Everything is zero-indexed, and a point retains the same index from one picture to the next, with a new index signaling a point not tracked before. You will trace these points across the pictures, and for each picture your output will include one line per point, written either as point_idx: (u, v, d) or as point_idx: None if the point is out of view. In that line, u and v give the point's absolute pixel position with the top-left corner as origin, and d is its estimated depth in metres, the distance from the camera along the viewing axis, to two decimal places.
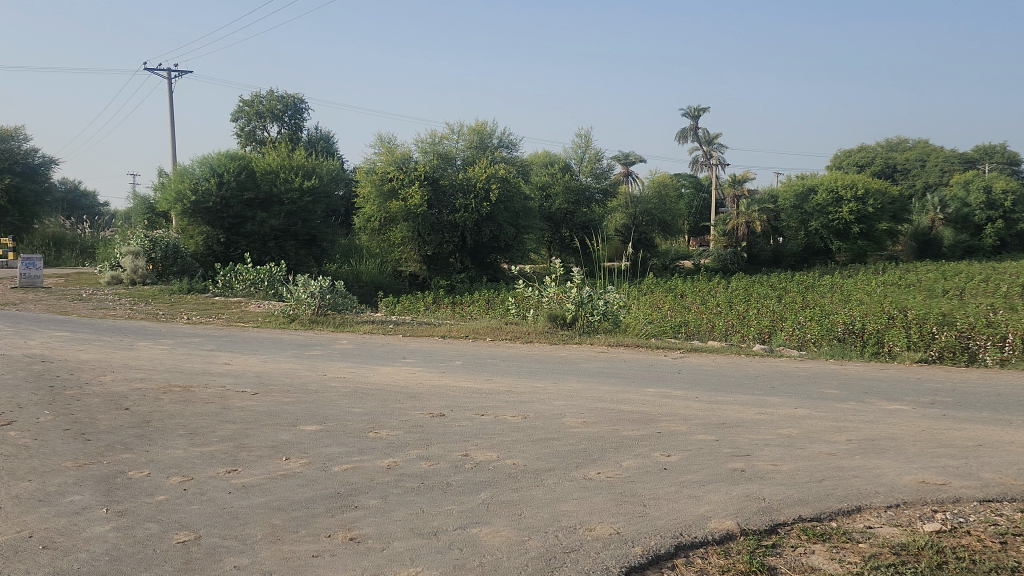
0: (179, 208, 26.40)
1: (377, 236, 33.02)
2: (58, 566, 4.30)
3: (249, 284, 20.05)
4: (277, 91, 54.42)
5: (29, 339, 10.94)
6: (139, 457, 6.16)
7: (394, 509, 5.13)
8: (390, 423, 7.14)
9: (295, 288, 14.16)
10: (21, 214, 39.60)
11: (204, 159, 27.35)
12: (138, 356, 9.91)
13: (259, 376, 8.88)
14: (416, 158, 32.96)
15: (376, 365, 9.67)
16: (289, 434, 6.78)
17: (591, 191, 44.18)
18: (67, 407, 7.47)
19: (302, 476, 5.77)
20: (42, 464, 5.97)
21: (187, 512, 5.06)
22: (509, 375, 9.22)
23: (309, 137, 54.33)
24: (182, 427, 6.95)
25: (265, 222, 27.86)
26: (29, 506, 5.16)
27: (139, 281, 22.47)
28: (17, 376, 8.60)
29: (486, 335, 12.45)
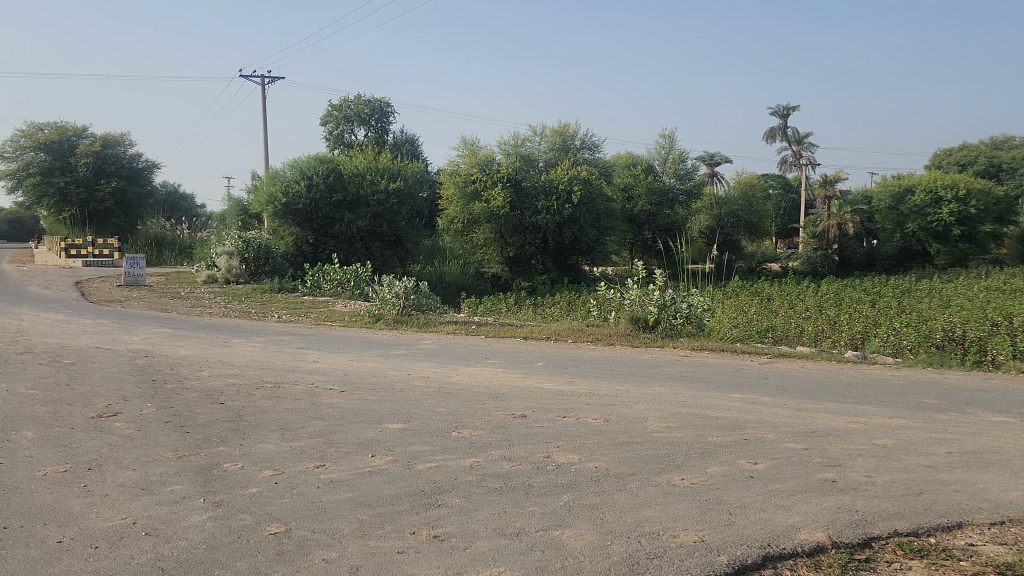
0: (272, 209, 27.64)
1: (461, 237, 33.43)
2: (159, 552, 4.52)
3: (337, 284, 20.57)
4: (364, 95, 55.72)
5: (134, 335, 11.51)
6: (234, 450, 6.41)
7: (478, 508, 5.18)
8: (474, 422, 7.21)
9: (381, 287, 14.46)
10: (126, 216, 41.79)
11: (295, 162, 28.47)
12: (233, 353, 10.30)
13: (346, 375, 9.10)
14: (499, 160, 33.15)
15: (460, 366, 9.78)
16: (375, 432, 6.93)
17: (675, 192, 43.47)
18: (168, 400, 7.83)
19: (387, 473, 5.88)
20: (145, 454, 6.28)
21: (278, 505, 5.24)
22: (590, 377, 9.16)
23: (395, 140, 55.44)
24: (273, 422, 7.19)
25: (352, 223, 28.56)
26: (133, 494, 5.43)
27: (233, 280, 23.37)
28: (122, 369, 9.07)
29: (568, 336, 12.45)
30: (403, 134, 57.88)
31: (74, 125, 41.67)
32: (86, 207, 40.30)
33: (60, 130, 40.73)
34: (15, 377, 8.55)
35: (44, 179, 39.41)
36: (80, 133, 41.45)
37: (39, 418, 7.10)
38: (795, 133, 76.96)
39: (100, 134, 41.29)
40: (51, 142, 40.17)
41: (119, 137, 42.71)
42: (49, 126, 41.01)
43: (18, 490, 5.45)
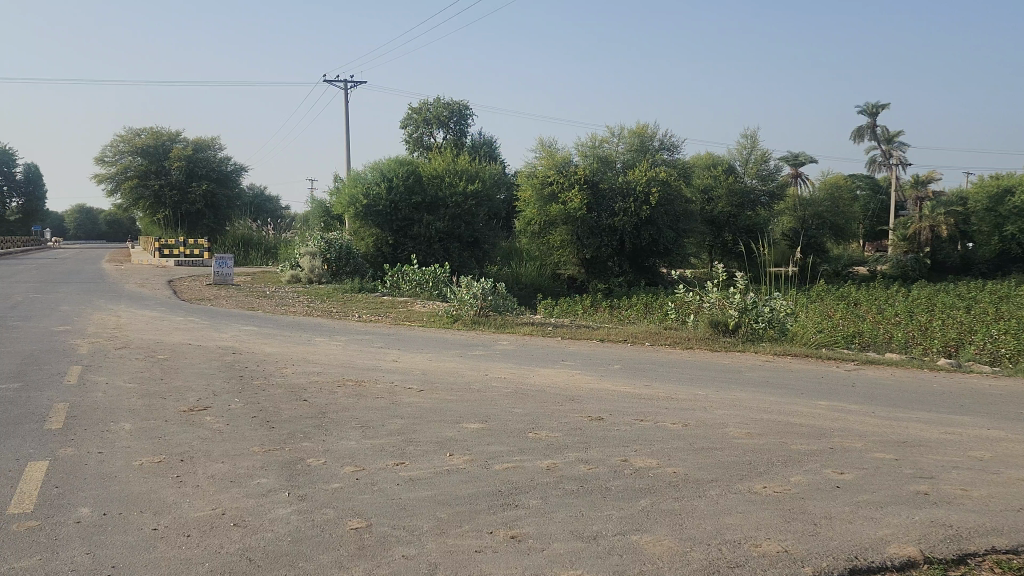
0: (353, 211, 28.33)
1: (537, 239, 33.49)
2: (246, 543, 4.66)
3: (415, 285, 20.89)
4: (443, 98, 56.50)
5: (223, 333, 11.94)
6: (317, 446, 6.57)
7: (555, 510, 5.17)
8: (551, 424, 7.20)
9: (460, 288, 14.64)
10: (216, 217, 43.37)
11: (376, 164, 29.12)
12: (315, 351, 10.56)
13: (425, 374, 9.22)
14: (576, 161, 33.09)
15: (537, 367, 9.78)
16: (453, 431, 7.00)
17: (756, 194, 42.53)
18: (254, 396, 8.09)
19: (464, 472, 5.94)
20: (234, 447, 6.51)
21: (359, 500, 5.35)
22: (669, 381, 9.04)
23: (473, 143, 56.02)
24: (354, 420, 7.34)
25: (431, 225, 29.00)
26: (221, 486, 5.63)
27: (316, 280, 24.00)
28: (212, 365, 9.43)
29: (645, 339, 12.33)
30: (482, 137, 58.45)
31: (168, 130, 43.58)
32: (179, 208, 42.08)
33: (156, 135, 42.69)
34: (114, 370, 8.99)
35: (141, 182, 41.39)
36: (174, 138, 43.35)
37: (136, 410, 7.46)
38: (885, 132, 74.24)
39: (192, 139, 43.08)
40: (147, 147, 42.12)
41: (210, 142, 44.43)
42: (146, 132, 43.03)
43: (116, 478, 5.72)
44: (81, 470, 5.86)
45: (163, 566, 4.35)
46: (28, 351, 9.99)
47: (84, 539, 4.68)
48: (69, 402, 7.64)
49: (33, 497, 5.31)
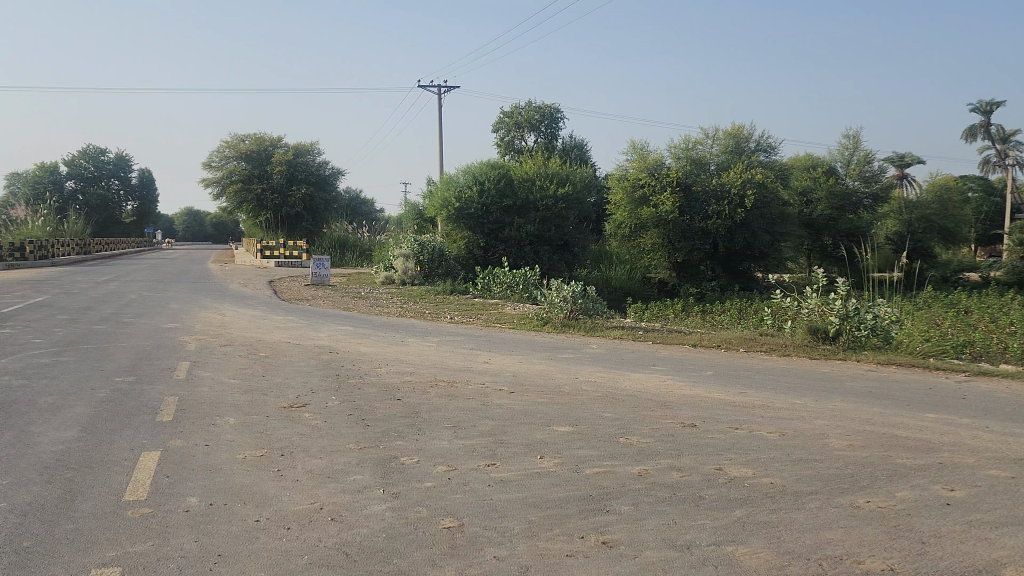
0: (445, 214, 28.79)
1: (627, 243, 33.15)
2: (343, 538, 4.79)
3: (506, 288, 21.04)
4: (535, 102, 56.77)
5: (319, 332, 12.33)
6: (410, 445, 6.69)
7: (646, 517, 5.11)
8: (643, 430, 7.12)
9: (550, 291, 14.67)
10: (314, 219, 44.75)
11: (469, 168, 29.52)
12: (408, 351, 10.77)
13: (516, 376, 9.27)
14: (668, 164, 32.65)
15: (628, 372, 9.69)
16: (543, 434, 7.01)
17: (859, 196, 41.13)
18: (349, 394, 8.30)
19: (555, 476, 5.94)
20: (331, 444, 6.70)
21: (451, 500, 5.42)
22: (766, 389, 8.80)
23: (564, 146, 56.16)
24: (446, 420, 7.45)
25: (522, 228, 29.08)
26: (319, 481, 5.80)
27: (409, 282, 24.72)
28: (310, 363, 9.72)
29: (740, 345, 12.03)
30: (573, 140, 58.42)
31: (270, 136, 45.31)
32: (280, 211, 43.67)
33: (259, 141, 44.50)
34: (219, 366, 9.38)
35: (244, 187, 43.35)
36: (276, 143, 45.08)
37: (239, 405, 7.76)
38: (1000, 131, 70.24)
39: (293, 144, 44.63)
40: (251, 152, 44.00)
41: (310, 148, 45.94)
42: (250, 138, 44.92)
43: (221, 470, 5.97)
44: (189, 461, 6.15)
45: (264, 557, 4.51)
46: (141, 346, 10.55)
47: (192, 527, 4.91)
48: (179, 396, 8.03)
49: (146, 485, 5.60)
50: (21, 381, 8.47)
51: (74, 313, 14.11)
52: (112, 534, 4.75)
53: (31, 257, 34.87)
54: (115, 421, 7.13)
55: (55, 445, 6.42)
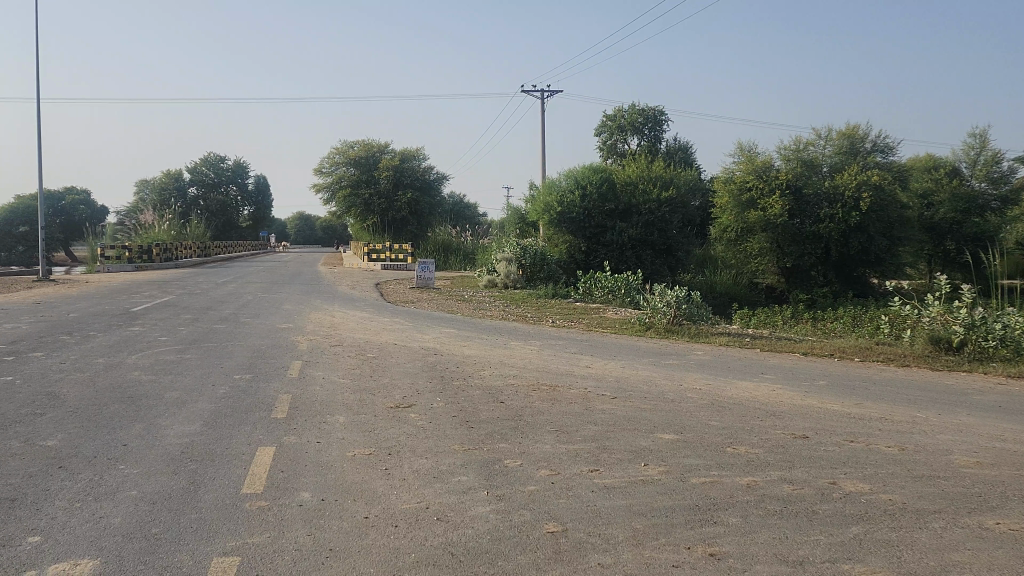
0: (547, 218, 28.83)
1: (734, 246, 32.60)
2: (449, 538, 4.86)
3: (608, 291, 20.91)
4: (639, 105, 56.21)
5: (424, 333, 12.58)
6: (514, 448, 6.73)
7: (756, 530, 4.96)
8: (751, 439, 6.93)
9: (653, 296, 14.47)
10: (419, 223, 45.74)
11: (571, 172, 29.45)
12: (512, 354, 10.86)
13: (619, 382, 9.17)
14: (778, 166, 31.66)
15: (734, 380, 9.44)
16: (648, 440, 6.92)
17: (985, 199, 38.85)
18: (454, 396, 8.42)
19: (661, 484, 5.84)
20: (436, 444, 6.81)
21: (556, 505, 5.41)
22: (883, 401, 8.40)
23: (668, 149, 55.41)
24: (549, 424, 7.45)
25: (624, 232, 28.75)
26: (426, 481, 5.91)
27: (511, 285, 24.99)
28: (416, 365, 9.92)
29: (855, 354, 11.57)
30: (678, 143, 57.54)
31: (378, 142, 46.71)
32: (386, 215, 44.87)
33: (367, 147, 45.97)
34: (329, 366, 9.69)
35: (353, 192, 44.83)
36: (383, 149, 46.42)
37: (349, 405, 7.99)
38: None
39: (399, 150, 45.78)
40: (359, 158, 45.48)
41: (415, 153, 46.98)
42: (359, 144, 46.47)
43: (332, 467, 6.16)
44: (302, 458, 6.38)
45: (374, 553, 4.62)
46: (257, 346, 11.00)
47: (306, 521, 5.08)
48: (292, 394, 8.34)
49: (262, 480, 5.83)
50: (149, 376, 8.98)
51: (196, 312, 14.89)
52: (232, 525, 4.98)
53: (158, 258, 37.04)
54: (234, 417, 7.47)
55: (181, 438, 6.78)
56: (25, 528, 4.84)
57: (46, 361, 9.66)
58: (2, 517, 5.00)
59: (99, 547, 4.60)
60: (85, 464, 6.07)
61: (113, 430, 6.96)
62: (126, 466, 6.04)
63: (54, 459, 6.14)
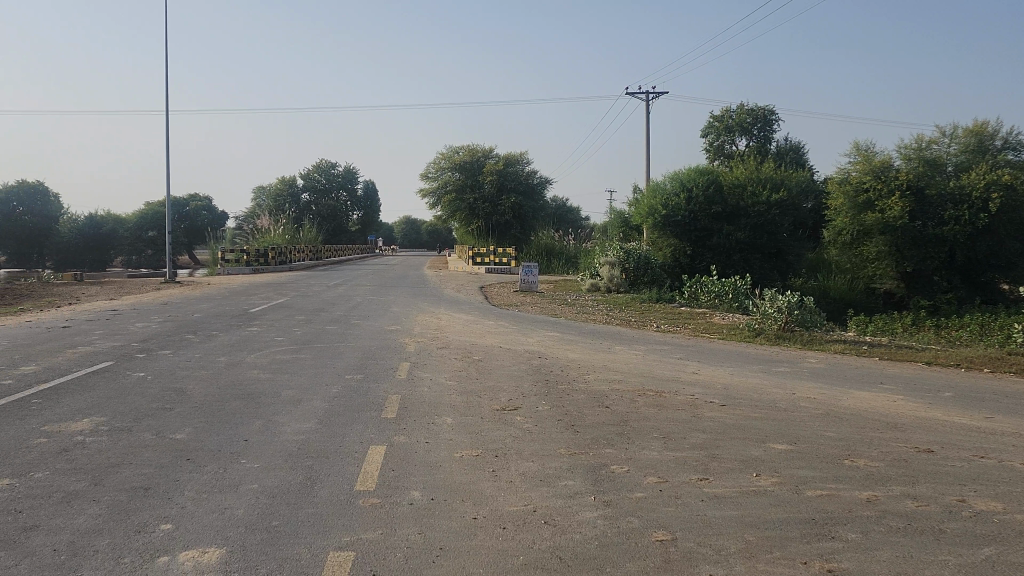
0: (652, 221, 28.46)
1: (849, 250, 31.29)
2: (556, 542, 4.85)
3: (714, 296, 20.48)
4: (748, 105, 54.83)
5: (529, 336, 12.65)
6: (621, 453, 6.66)
7: (877, 548, 4.74)
8: (870, 452, 6.63)
9: (763, 302, 14.09)
10: (523, 227, 45.94)
11: (676, 174, 29.07)
12: (617, 359, 10.79)
13: (728, 389, 8.95)
14: (899, 166, 30.13)
15: (851, 389, 9.06)
16: (759, 450, 6.72)
17: None
18: (559, 400, 8.43)
19: (773, 495, 5.66)
20: (542, 447, 6.84)
21: (665, 513, 5.32)
22: (1017, 416, 7.86)
23: (779, 150, 53.85)
24: (657, 430, 7.35)
25: (731, 235, 28.09)
26: (532, 484, 5.92)
27: (614, 289, 24.78)
28: (520, 368, 9.98)
29: (983, 365, 10.89)
30: (789, 143, 55.77)
31: (483, 147, 47.60)
32: (490, 219, 45.41)
33: (472, 152, 46.95)
34: (436, 368, 9.87)
35: (458, 196, 45.67)
36: (488, 155, 47.26)
37: (456, 406, 8.11)
38: None
39: (503, 155, 46.32)
40: (465, 163, 46.47)
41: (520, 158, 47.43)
42: (464, 150, 47.50)
43: (441, 467, 6.27)
44: (412, 457, 6.51)
45: (482, 553, 4.67)
46: (367, 347, 11.32)
47: (416, 520, 5.18)
48: (401, 395, 8.53)
49: (374, 478, 5.99)
50: (267, 375, 9.39)
51: (310, 313, 15.47)
52: (345, 521, 5.13)
53: (273, 261, 38.67)
54: (346, 416, 7.71)
55: (297, 435, 7.05)
56: (157, 515, 5.14)
57: (174, 359, 10.22)
58: (137, 505, 5.32)
59: (225, 537, 4.84)
60: (209, 457, 6.40)
61: (235, 425, 7.30)
62: (247, 460, 6.32)
63: (182, 451, 6.49)
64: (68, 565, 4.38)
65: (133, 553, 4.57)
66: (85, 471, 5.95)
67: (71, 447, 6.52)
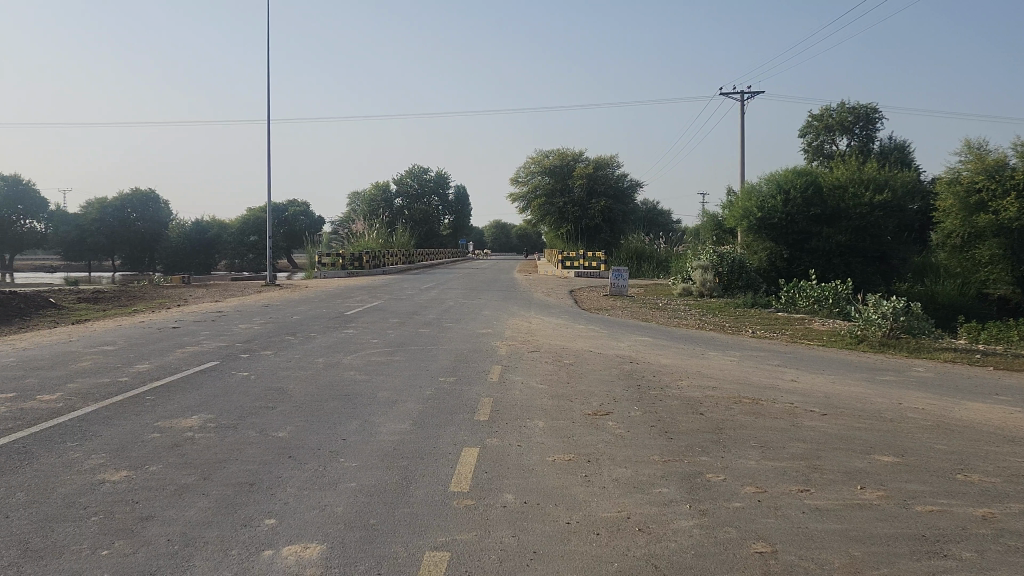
0: (746, 224, 27.87)
1: (959, 254, 29.66)
2: (651, 550, 4.79)
3: (814, 302, 19.84)
4: (849, 103, 52.87)
5: (619, 341, 12.54)
6: (716, 462, 6.53)
7: (995, 569, 4.47)
8: (985, 467, 6.27)
9: (867, 307, 13.55)
10: (613, 231, 45.54)
11: (772, 176, 28.35)
12: (710, 365, 10.58)
13: (829, 398, 8.64)
14: (1015, 165, 28.35)
15: (964, 400, 8.61)
16: (864, 462, 6.46)
17: None
18: (652, 405, 8.33)
19: (880, 509, 5.44)
20: (636, 454, 6.76)
21: (764, 524, 5.18)
22: None
23: (883, 150, 51.78)
24: (753, 439, 7.17)
25: (831, 238, 27.21)
26: (625, 490, 5.86)
27: (707, 294, 24.25)
28: (612, 373, 9.91)
29: None
30: (893, 142, 53.47)
31: (573, 151, 47.92)
32: (580, 223, 45.31)
33: (563, 156, 47.38)
34: (527, 372, 9.91)
35: (548, 200, 45.97)
36: (578, 158, 47.55)
37: (549, 410, 8.12)
38: None
39: (593, 158, 46.18)
40: (554, 167, 47.00)
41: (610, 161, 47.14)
42: (554, 153, 47.98)
43: (534, 470, 6.29)
44: (506, 460, 6.55)
45: (576, 559, 4.65)
46: (458, 350, 11.48)
47: (510, 523, 5.20)
48: (493, 398, 8.60)
49: (468, 479, 6.06)
50: (363, 376, 9.64)
51: (403, 316, 15.81)
52: (441, 521, 5.20)
53: (367, 265, 39.68)
54: (440, 417, 7.83)
55: (393, 436, 7.19)
56: (262, 510, 5.33)
57: (275, 360, 10.59)
58: (243, 499, 5.53)
59: (325, 533, 4.97)
60: (309, 455, 6.59)
61: (333, 425, 7.52)
62: (345, 459, 6.49)
63: (284, 449, 6.73)
64: (181, 555, 4.59)
65: (240, 546, 4.75)
66: (195, 466, 6.22)
67: (182, 442, 6.84)
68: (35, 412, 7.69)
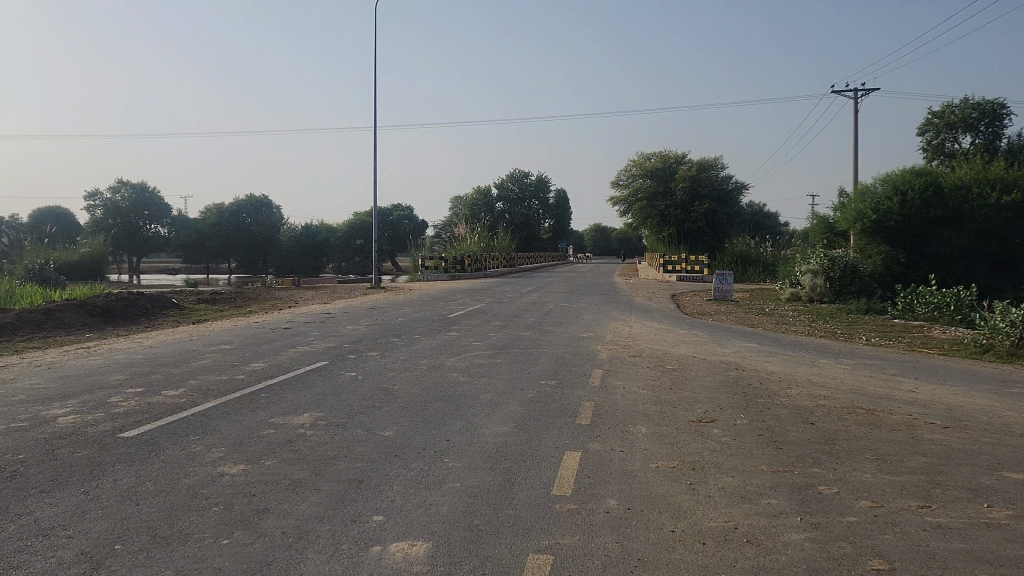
0: (859, 227, 26.45)
1: None
2: (761, 562, 4.66)
3: (933, 308, 18.79)
4: (973, 99, 50.11)
5: (725, 347, 12.27)
6: (829, 473, 6.28)
7: None
8: None
9: (993, 314, 12.74)
10: (716, 234, 44.35)
11: (888, 176, 27.10)
12: (821, 373, 10.21)
13: (952, 411, 8.18)
14: None
15: None
16: (992, 478, 6.09)
17: None
18: (759, 414, 8.09)
19: (1011, 529, 5.11)
20: (742, 463, 6.59)
21: (881, 540, 4.95)
22: None
23: (1011, 147, 48.75)
24: (869, 451, 6.86)
25: (952, 241, 25.83)
26: (732, 500, 5.72)
27: (816, 298, 23.77)
28: (717, 379, 9.69)
29: None
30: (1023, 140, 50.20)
31: (676, 152, 47.41)
32: (682, 226, 44.45)
33: (665, 158, 46.99)
34: (630, 376, 9.83)
35: (649, 203, 45.46)
36: (681, 160, 46.90)
37: (652, 416, 8.00)
38: None
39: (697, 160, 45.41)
40: (656, 169, 46.61)
41: (714, 163, 46.28)
42: (656, 155, 47.59)
43: (637, 477, 6.22)
44: (610, 465, 6.51)
45: (682, 568, 4.57)
46: (560, 354, 11.47)
47: (614, 529, 5.15)
48: (595, 401, 8.56)
49: (571, 483, 6.05)
50: (466, 378, 9.77)
51: (505, 319, 15.93)
52: (545, 525, 5.20)
53: (468, 268, 40.19)
54: (543, 420, 7.84)
55: (496, 438, 7.25)
56: (371, 508, 5.47)
57: (381, 360, 10.86)
58: (352, 495, 5.70)
59: (432, 532, 5.06)
60: (415, 455, 6.72)
61: (438, 425, 7.65)
62: (449, 460, 6.59)
63: (392, 448, 6.90)
64: (295, 547, 4.77)
65: (350, 541, 4.89)
66: (307, 462, 6.45)
67: (295, 439, 7.11)
68: (161, 407, 8.13)
